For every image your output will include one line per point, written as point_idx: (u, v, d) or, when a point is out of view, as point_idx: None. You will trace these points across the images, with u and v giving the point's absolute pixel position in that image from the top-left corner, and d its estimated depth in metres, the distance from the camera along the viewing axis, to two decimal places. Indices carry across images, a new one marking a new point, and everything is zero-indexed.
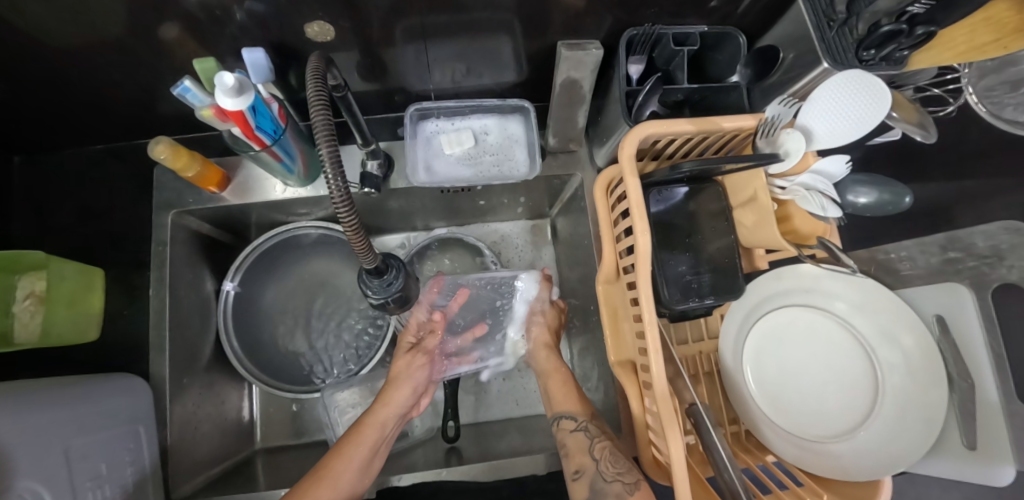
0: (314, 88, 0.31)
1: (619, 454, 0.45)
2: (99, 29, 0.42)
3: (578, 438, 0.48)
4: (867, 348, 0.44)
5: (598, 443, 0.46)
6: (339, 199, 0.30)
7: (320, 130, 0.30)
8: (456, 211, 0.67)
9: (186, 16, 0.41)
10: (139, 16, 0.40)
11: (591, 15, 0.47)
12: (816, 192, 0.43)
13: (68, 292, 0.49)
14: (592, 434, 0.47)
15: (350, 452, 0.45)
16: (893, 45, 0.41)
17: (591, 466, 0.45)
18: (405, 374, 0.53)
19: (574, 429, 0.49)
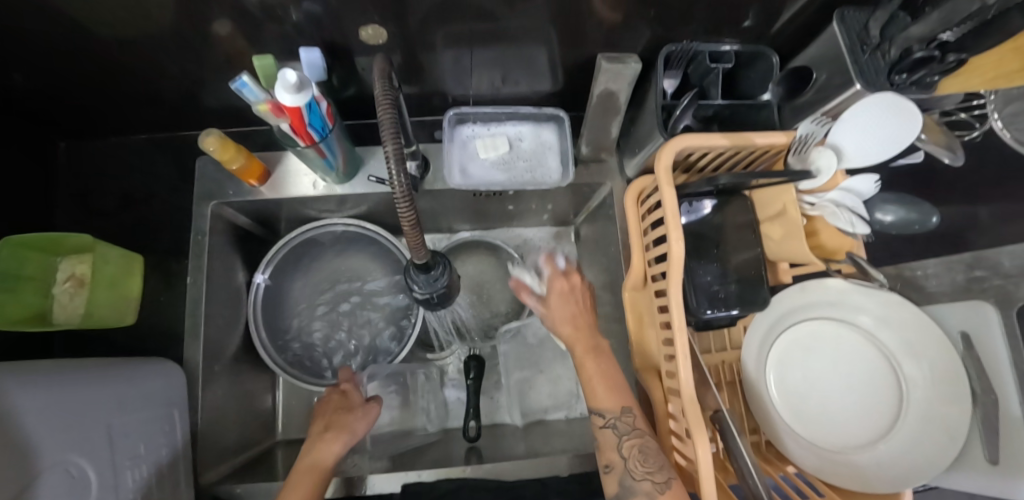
0: (382, 89, 0.33)
1: (650, 452, 0.43)
2: (162, 24, 0.44)
3: (607, 436, 0.44)
4: (891, 360, 0.46)
5: (629, 440, 0.43)
6: (401, 196, 0.32)
7: (387, 127, 0.31)
8: (484, 214, 0.68)
9: (244, 13, 0.43)
10: (202, 13, 0.42)
11: (628, 28, 0.48)
12: (845, 209, 0.44)
13: (111, 275, 0.50)
14: (623, 431, 0.44)
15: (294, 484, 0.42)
16: (924, 70, 0.42)
17: (620, 463, 0.43)
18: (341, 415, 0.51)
19: (603, 426, 0.45)
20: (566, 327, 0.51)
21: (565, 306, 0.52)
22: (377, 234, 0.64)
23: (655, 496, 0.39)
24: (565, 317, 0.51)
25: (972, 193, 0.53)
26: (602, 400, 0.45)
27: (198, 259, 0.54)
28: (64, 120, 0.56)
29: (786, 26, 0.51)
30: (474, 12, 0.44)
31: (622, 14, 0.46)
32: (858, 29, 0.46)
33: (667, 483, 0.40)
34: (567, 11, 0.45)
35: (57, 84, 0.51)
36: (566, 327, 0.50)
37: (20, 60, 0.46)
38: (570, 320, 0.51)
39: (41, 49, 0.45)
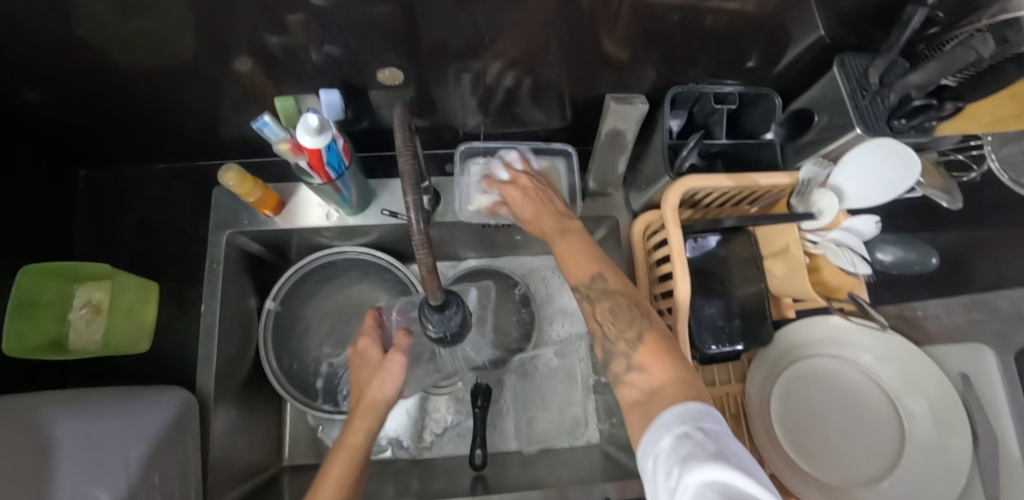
0: (403, 135, 0.33)
1: (621, 309, 0.40)
2: (188, 60, 0.45)
3: (583, 308, 0.43)
4: (893, 399, 0.46)
5: (603, 304, 0.41)
6: (418, 242, 0.31)
7: (405, 161, 0.31)
8: (492, 243, 0.69)
9: (267, 51, 0.45)
10: (227, 49, 0.44)
11: (632, 65, 0.51)
12: (847, 249, 0.45)
13: (128, 303, 0.52)
14: (595, 297, 0.42)
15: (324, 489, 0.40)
16: (924, 117, 0.44)
17: (599, 330, 0.41)
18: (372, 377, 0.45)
19: (581, 299, 0.43)
20: (528, 215, 0.49)
21: (526, 201, 0.50)
22: (386, 262, 0.66)
23: (631, 355, 0.37)
24: (522, 197, 0.50)
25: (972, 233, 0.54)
26: (577, 272, 0.44)
27: (213, 286, 0.55)
28: (87, 148, 0.58)
29: (787, 69, 0.54)
30: (487, 50, 0.46)
31: (626, 52, 0.48)
32: (857, 75, 0.48)
33: (640, 338, 0.37)
34: (575, 52, 0.47)
35: (83, 115, 0.52)
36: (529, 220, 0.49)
37: (51, 91, 0.48)
38: (533, 202, 0.50)
39: (72, 81, 0.47)
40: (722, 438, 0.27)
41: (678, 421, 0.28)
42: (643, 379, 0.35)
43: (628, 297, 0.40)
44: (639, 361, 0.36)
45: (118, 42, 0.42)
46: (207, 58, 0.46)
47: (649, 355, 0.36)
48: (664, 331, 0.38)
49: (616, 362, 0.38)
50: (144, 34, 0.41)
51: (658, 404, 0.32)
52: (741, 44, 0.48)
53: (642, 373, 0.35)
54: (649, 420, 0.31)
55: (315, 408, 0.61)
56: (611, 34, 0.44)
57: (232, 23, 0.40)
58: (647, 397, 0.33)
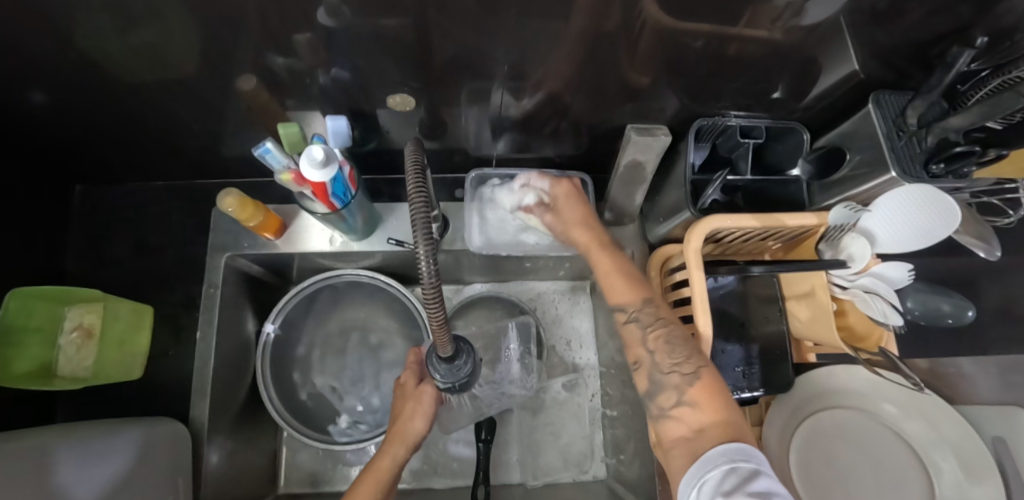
0: (414, 176, 0.29)
1: (674, 340, 0.39)
2: (187, 77, 0.43)
3: (629, 331, 0.41)
4: (921, 456, 0.43)
5: (653, 331, 0.40)
6: (429, 289, 0.28)
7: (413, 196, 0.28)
8: (500, 270, 0.67)
9: (271, 72, 0.42)
10: (227, 67, 0.42)
11: (653, 93, 0.48)
12: (877, 297, 0.43)
13: (120, 330, 0.50)
14: (646, 323, 0.41)
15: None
16: (965, 161, 0.41)
17: (646, 357, 0.39)
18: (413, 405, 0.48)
19: (626, 321, 0.42)
20: (578, 231, 0.48)
21: (575, 211, 0.49)
22: (389, 287, 0.63)
23: (683, 389, 0.36)
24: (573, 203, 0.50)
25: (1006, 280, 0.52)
26: (623, 293, 0.43)
27: (209, 312, 0.53)
28: (84, 165, 0.56)
29: (813, 104, 0.51)
30: (500, 74, 0.44)
31: (648, 79, 0.46)
32: (894, 115, 0.45)
33: (697, 374, 0.36)
34: (594, 77, 0.45)
35: (79, 131, 0.50)
36: (578, 230, 0.48)
37: (46, 106, 0.46)
38: (578, 215, 0.49)
39: (68, 97, 0.45)
40: (767, 477, 0.27)
41: (721, 457, 0.29)
42: (693, 415, 0.34)
43: (679, 328, 0.40)
44: (691, 397, 0.35)
45: (115, 57, 0.40)
46: (208, 76, 0.43)
47: (703, 392, 0.35)
48: (717, 371, 0.37)
49: (662, 395, 0.37)
50: (142, 51, 0.39)
51: (710, 446, 0.31)
52: (768, 75, 0.46)
53: (694, 410, 0.34)
54: (696, 459, 0.31)
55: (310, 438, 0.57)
56: (632, 61, 0.42)
57: (234, 41, 0.38)
58: (697, 436, 0.33)
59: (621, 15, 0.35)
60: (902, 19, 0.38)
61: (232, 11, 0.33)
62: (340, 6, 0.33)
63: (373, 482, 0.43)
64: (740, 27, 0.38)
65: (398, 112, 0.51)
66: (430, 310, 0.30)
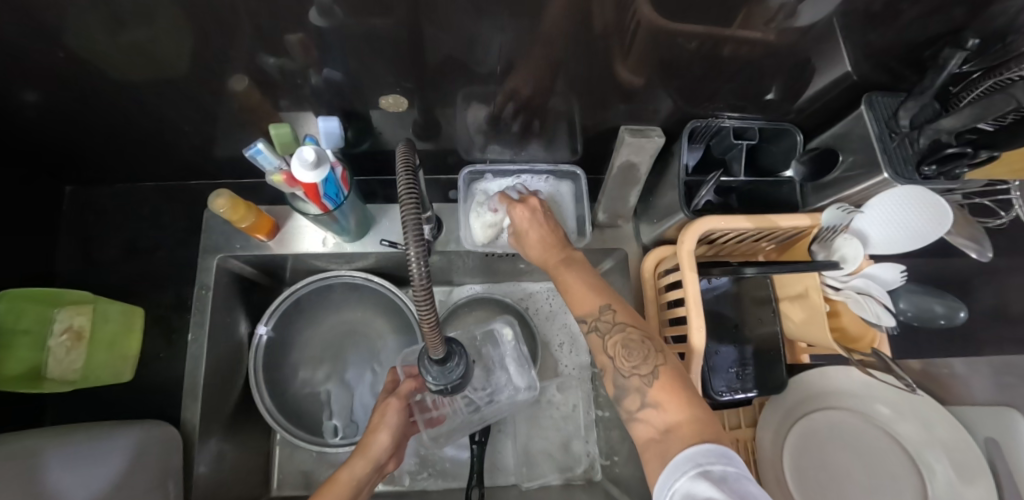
0: (405, 177, 0.29)
1: (633, 344, 0.38)
2: (179, 77, 0.43)
3: (592, 340, 0.41)
4: (914, 458, 0.44)
5: (613, 336, 0.40)
6: (420, 292, 0.28)
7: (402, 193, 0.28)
8: (495, 271, 0.67)
9: (263, 70, 0.42)
10: (219, 67, 0.42)
11: (649, 95, 0.48)
12: (870, 298, 0.43)
13: (110, 332, 0.49)
14: (604, 330, 0.40)
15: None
16: (957, 163, 0.41)
17: (609, 363, 0.39)
18: (380, 419, 0.47)
19: (588, 331, 0.42)
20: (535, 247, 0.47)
21: (536, 229, 0.47)
22: (383, 288, 0.63)
23: (645, 391, 0.36)
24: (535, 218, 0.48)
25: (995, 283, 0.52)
26: (581, 303, 0.42)
27: (201, 313, 0.53)
28: (73, 165, 0.55)
29: (807, 105, 0.51)
30: (495, 75, 0.44)
31: (643, 81, 0.46)
32: (886, 116, 0.45)
33: (654, 373, 0.36)
34: (589, 78, 0.45)
35: (67, 131, 0.50)
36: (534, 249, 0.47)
37: (33, 105, 0.45)
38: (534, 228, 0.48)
39: (56, 97, 0.44)
40: (737, 480, 0.26)
41: (689, 463, 0.28)
42: (659, 416, 0.34)
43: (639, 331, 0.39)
44: (654, 398, 0.35)
45: (105, 57, 0.39)
46: (199, 76, 0.43)
47: (664, 392, 0.35)
48: (679, 367, 0.37)
49: (628, 398, 0.37)
50: (131, 51, 0.38)
51: (677, 449, 0.30)
52: (763, 76, 0.46)
53: (659, 411, 0.34)
54: (667, 462, 0.30)
55: (303, 440, 0.58)
56: (627, 62, 0.42)
57: (225, 40, 0.38)
58: (663, 436, 0.33)
59: (614, 16, 0.35)
60: (896, 20, 0.38)
61: (222, 10, 0.33)
62: (331, 6, 0.33)
63: (332, 495, 0.40)
64: (733, 28, 0.38)
65: (392, 113, 0.51)
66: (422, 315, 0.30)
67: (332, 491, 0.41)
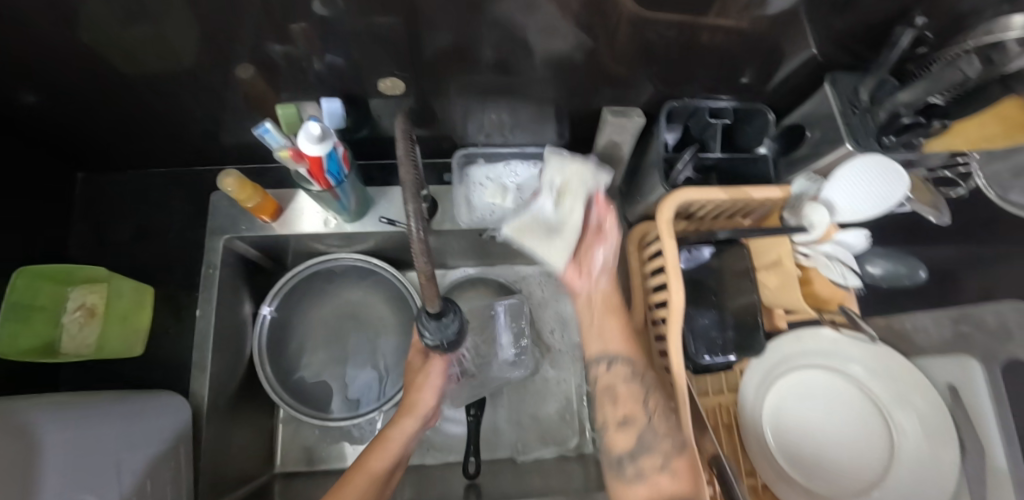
0: (405, 147, 0.33)
1: (668, 414, 0.44)
2: (192, 66, 0.46)
3: (631, 390, 0.46)
4: (884, 412, 0.47)
5: (650, 398, 0.45)
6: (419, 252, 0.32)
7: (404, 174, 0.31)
8: (487, 252, 0.69)
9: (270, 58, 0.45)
10: (230, 55, 0.44)
11: (631, 80, 0.52)
12: (837, 262, 0.48)
13: (124, 308, 0.52)
14: (647, 387, 0.46)
15: (369, 470, 0.45)
16: (914, 134, 0.45)
17: (644, 418, 0.44)
18: (423, 378, 0.52)
19: (610, 366, 0.48)
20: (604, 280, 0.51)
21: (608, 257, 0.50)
22: (384, 270, 0.66)
23: (668, 457, 0.41)
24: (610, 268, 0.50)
25: None
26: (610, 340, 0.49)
27: (209, 290, 0.55)
28: (87, 152, 0.58)
29: (779, 86, 0.54)
30: (487, 63, 0.47)
31: (625, 67, 0.49)
32: (849, 92, 0.49)
33: (680, 447, 0.42)
34: (574, 65, 0.48)
35: (83, 118, 0.53)
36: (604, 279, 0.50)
37: (54, 94, 0.48)
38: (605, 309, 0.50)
39: (74, 85, 0.47)
40: None
41: None
42: (668, 484, 0.40)
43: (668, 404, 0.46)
44: (674, 465, 0.41)
45: (124, 48, 0.42)
46: (210, 64, 0.46)
47: (683, 466, 0.41)
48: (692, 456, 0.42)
49: (648, 457, 0.42)
50: (148, 41, 0.41)
51: None
52: (736, 59, 0.49)
53: (672, 479, 0.40)
54: None
55: (307, 416, 0.61)
56: (610, 48, 0.45)
57: (237, 30, 0.41)
58: None
59: (594, 4, 0.38)
60: (854, 4, 0.41)
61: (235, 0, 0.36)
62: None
63: (381, 453, 0.47)
64: (706, 17, 0.41)
65: (391, 99, 0.54)
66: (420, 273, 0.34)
67: (380, 451, 0.47)
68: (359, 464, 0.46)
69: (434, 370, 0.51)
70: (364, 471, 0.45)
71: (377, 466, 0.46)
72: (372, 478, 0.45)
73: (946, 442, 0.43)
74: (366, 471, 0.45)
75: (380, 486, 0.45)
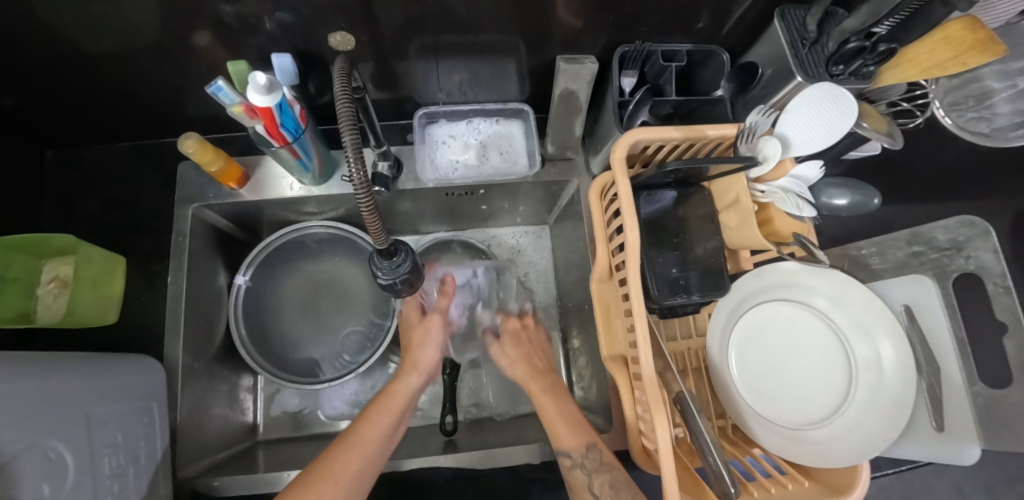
0: (341, 88, 0.34)
1: (621, 485, 0.42)
2: (145, 37, 0.45)
3: (579, 478, 0.44)
4: (845, 342, 0.46)
5: (599, 478, 0.43)
6: (362, 191, 0.33)
7: (346, 124, 0.32)
8: (460, 215, 0.74)
9: (220, 24, 0.44)
10: (178, 25, 0.44)
11: (588, 33, 0.52)
12: (793, 194, 0.46)
13: (92, 274, 0.53)
14: (592, 469, 0.44)
15: (378, 418, 0.47)
16: (859, 60, 0.45)
17: None
18: (426, 337, 0.56)
19: (572, 466, 0.45)
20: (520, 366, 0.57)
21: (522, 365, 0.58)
22: (355, 235, 0.67)
23: None
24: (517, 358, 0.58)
25: (912, 185, 0.57)
26: (565, 438, 0.47)
27: (179, 259, 0.57)
28: (53, 131, 0.59)
29: (735, 28, 0.54)
30: (439, 22, 0.47)
31: (580, 20, 0.49)
32: (797, 25, 0.49)
33: None
34: (527, 19, 0.48)
35: (43, 98, 0.53)
36: (521, 367, 0.57)
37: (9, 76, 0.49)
38: (522, 360, 0.58)
39: (25, 64, 0.48)
40: None
41: None
42: None
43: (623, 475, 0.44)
44: None
45: (70, 23, 0.42)
46: (158, 35, 0.46)
47: None
48: None
49: None
50: (91, 15, 0.41)
51: None
52: (691, 6, 0.49)
53: None
54: None
55: (285, 380, 0.62)
56: (562, 3, 0.45)
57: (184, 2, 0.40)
58: None
59: None
60: None
61: None
62: None
63: (388, 405, 0.49)
64: None
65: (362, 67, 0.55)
66: (366, 219, 0.35)
67: (388, 401, 0.49)
68: (368, 410, 0.48)
69: (434, 321, 0.56)
70: (372, 420, 0.47)
71: (385, 416, 0.48)
72: (386, 425, 0.47)
73: (903, 364, 0.43)
74: (375, 420, 0.47)
75: (391, 434, 0.47)
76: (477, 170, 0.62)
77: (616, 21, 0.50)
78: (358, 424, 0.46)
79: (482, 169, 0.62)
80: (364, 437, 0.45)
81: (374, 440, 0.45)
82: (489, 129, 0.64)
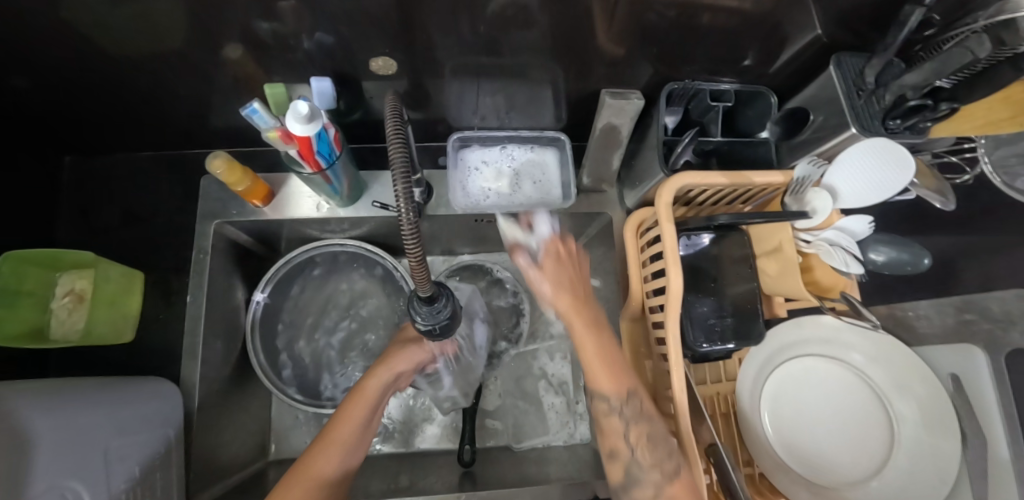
0: (393, 122, 0.30)
1: (656, 436, 0.42)
2: (173, 48, 0.43)
3: (614, 423, 0.43)
4: (883, 399, 0.46)
5: (635, 428, 0.43)
6: (408, 227, 0.27)
7: (393, 148, 0.27)
8: (483, 238, 0.72)
9: (256, 42, 0.42)
10: (210, 37, 0.41)
11: (629, 64, 0.50)
12: (840, 248, 0.44)
13: (108, 293, 0.52)
14: (630, 417, 0.43)
15: (353, 417, 0.47)
16: (918, 117, 0.43)
17: (626, 451, 0.43)
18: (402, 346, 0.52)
19: (608, 410, 0.43)
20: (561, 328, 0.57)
21: None
22: (380, 257, 0.65)
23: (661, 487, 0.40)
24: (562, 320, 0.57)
25: None
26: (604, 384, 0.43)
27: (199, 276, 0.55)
28: (72, 139, 0.57)
29: (782, 69, 0.53)
30: (482, 45, 0.45)
31: (625, 49, 0.47)
32: (853, 74, 0.47)
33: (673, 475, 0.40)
34: (574, 50, 0.46)
35: (70, 106, 0.52)
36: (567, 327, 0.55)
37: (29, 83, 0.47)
38: None
39: (51, 71, 0.46)
40: None
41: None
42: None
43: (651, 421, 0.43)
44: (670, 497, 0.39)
45: (101, 31, 0.40)
46: (188, 48, 0.43)
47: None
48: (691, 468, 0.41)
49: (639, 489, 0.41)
50: (120, 25, 0.39)
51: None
52: (743, 44, 0.47)
53: None
54: None
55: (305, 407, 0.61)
56: (610, 30, 0.43)
57: (220, 17, 0.38)
58: None
59: None
60: None
61: None
62: None
63: (358, 405, 0.48)
64: None
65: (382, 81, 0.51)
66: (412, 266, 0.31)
67: (362, 399, 0.48)
68: (342, 413, 0.47)
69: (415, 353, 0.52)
70: (347, 421, 0.46)
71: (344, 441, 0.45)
72: (358, 422, 0.47)
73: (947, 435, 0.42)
74: (350, 417, 0.47)
75: (362, 433, 0.47)
76: (516, 197, 0.60)
77: (663, 55, 0.48)
78: (335, 424, 0.46)
79: (514, 196, 0.60)
80: (339, 431, 0.46)
81: (350, 435, 0.46)
82: (524, 155, 0.62)
